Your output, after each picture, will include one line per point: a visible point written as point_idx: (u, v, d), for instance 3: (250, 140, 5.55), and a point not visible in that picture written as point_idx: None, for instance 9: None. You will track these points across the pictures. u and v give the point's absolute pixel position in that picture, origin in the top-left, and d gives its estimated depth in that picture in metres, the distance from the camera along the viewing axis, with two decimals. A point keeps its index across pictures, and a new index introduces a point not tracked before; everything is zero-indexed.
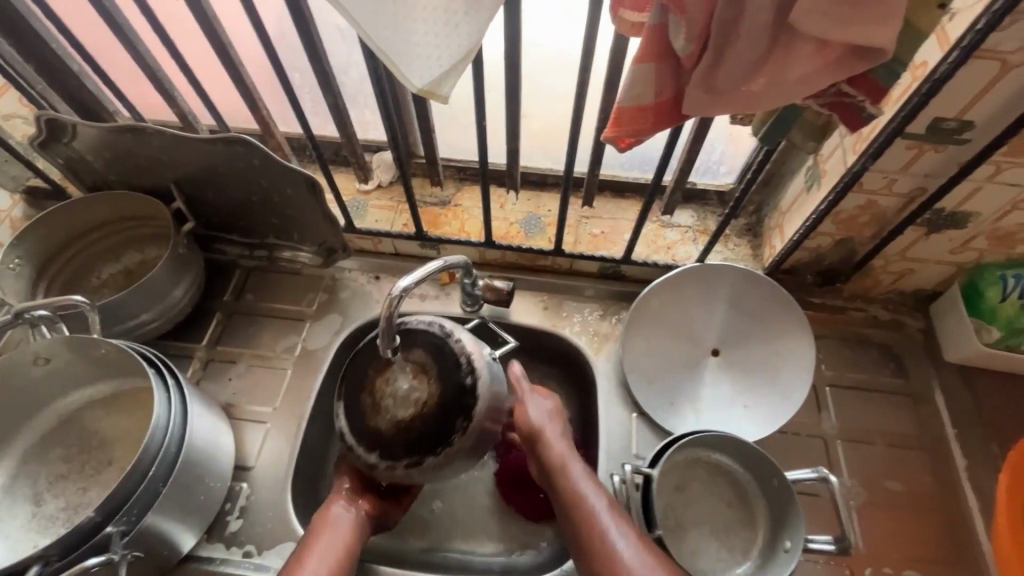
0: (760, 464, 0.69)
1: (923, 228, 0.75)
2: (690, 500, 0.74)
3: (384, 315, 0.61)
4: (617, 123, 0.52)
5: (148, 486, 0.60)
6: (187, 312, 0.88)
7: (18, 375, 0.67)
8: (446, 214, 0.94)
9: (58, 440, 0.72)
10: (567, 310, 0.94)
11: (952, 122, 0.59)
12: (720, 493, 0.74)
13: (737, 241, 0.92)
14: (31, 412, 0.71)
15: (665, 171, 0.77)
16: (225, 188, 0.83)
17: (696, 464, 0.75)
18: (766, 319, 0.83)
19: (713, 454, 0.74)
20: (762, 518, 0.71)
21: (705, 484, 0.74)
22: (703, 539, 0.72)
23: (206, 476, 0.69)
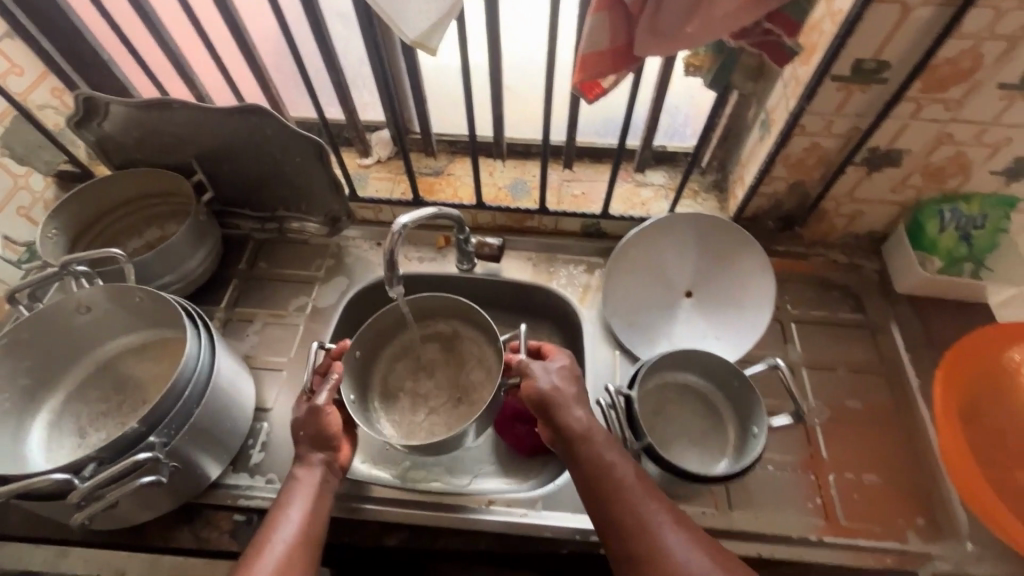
0: (721, 370, 0.79)
1: (863, 168, 0.84)
2: (667, 419, 0.82)
3: (387, 250, 0.72)
4: (582, 67, 0.61)
5: (185, 405, 0.68)
6: (205, 278, 0.96)
7: (62, 323, 0.75)
8: (440, 182, 1.04)
9: (99, 384, 0.80)
10: (554, 265, 1.03)
11: (871, 63, 0.69)
12: (693, 408, 0.83)
13: (705, 196, 1.02)
14: (72, 358, 0.79)
15: (629, 131, 0.87)
16: (242, 162, 0.93)
17: (668, 386, 0.84)
18: (733, 262, 0.92)
19: (682, 374, 0.84)
20: (733, 422, 0.80)
21: (678, 403, 0.83)
22: (684, 448, 0.80)
23: (232, 407, 0.77)
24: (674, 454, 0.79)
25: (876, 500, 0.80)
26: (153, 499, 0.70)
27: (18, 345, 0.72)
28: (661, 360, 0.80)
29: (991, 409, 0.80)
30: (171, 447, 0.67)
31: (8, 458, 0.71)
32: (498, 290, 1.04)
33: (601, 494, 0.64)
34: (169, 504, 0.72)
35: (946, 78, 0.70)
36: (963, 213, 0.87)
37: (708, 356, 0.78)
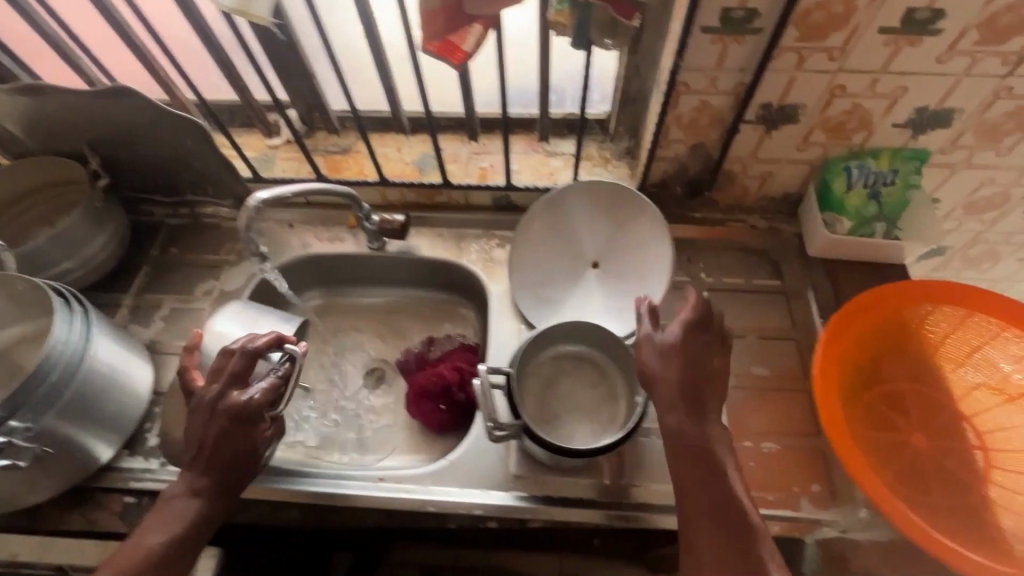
0: (608, 338, 0.78)
1: (761, 126, 0.80)
2: (560, 394, 0.81)
3: (243, 221, 0.75)
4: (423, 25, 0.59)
5: (51, 388, 0.69)
6: (111, 264, 0.96)
7: None
8: (347, 160, 1.02)
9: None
10: (465, 241, 1.01)
11: (739, 12, 0.65)
12: (586, 381, 0.81)
13: (617, 164, 0.99)
14: None
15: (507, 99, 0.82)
16: (136, 147, 0.92)
17: (563, 359, 0.82)
18: (636, 232, 0.87)
19: (574, 347, 0.82)
20: (624, 395, 0.79)
21: (571, 376, 0.82)
22: (574, 423, 0.79)
23: (118, 390, 0.78)
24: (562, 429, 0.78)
25: (771, 467, 0.78)
26: (34, 481, 0.71)
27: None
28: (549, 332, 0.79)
29: (873, 369, 0.76)
30: (38, 428, 0.68)
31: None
32: (411, 268, 1.03)
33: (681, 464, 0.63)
34: (55, 486, 0.73)
35: (821, 25, 0.66)
36: (871, 169, 0.83)
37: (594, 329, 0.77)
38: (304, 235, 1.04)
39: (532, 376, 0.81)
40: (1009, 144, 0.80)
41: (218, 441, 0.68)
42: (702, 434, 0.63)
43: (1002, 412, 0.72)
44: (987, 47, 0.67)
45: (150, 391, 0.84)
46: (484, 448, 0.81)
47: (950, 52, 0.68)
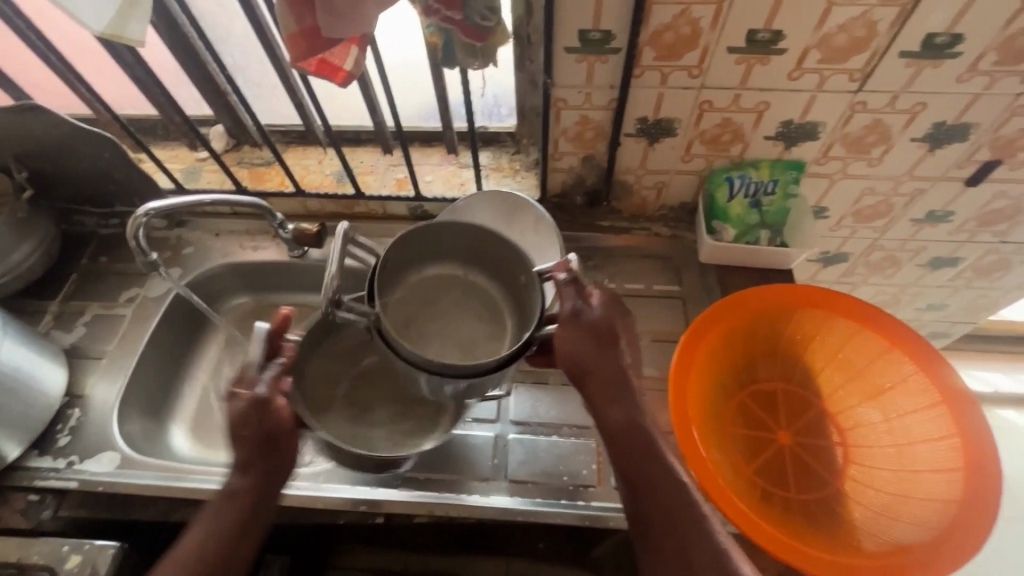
0: (510, 265, 0.70)
1: (643, 139, 0.84)
2: (441, 316, 0.78)
3: (128, 228, 0.82)
4: (292, 43, 0.63)
5: None
6: (38, 273, 1.00)
7: None
8: (269, 171, 1.06)
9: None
10: (383, 249, 1.05)
11: (595, 33, 0.70)
12: (468, 304, 0.78)
13: (525, 174, 1.03)
14: None
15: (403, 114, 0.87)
16: (61, 161, 0.96)
17: (445, 281, 0.77)
18: (535, 245, 0.90)
19: (469, 271, 0.77)
20: (510, 322, 0.75)
21: (457, 301, 0.78)
22: (445, 346, 0.75)
23: (27, 388, 0.82)
24: (430, 347, 0.75)
25: None
26: None
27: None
28: (433, 240, 0.72)
29: (744, 369, 0.80)
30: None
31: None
32: (332, 275, 1.07)
33: (622, 439, 0.65)
34: None
35: (674, 45, 0.71)
36: (752, 179, 0.87)
37: (473, 237, 0.71)
38: (229, 244, 1.08)
39: (407, 297, 0.75)
40: (878, 155, 0.84)
41: (242, 480, 0.65)
42: (637, 431, 0.65)
43: (862, 409, 0.76)
44: (832, 65, 0.72)
45: (64, 390, 0.88)
46: (379, 449, 0.86)
47: (799, 68, 0.72)
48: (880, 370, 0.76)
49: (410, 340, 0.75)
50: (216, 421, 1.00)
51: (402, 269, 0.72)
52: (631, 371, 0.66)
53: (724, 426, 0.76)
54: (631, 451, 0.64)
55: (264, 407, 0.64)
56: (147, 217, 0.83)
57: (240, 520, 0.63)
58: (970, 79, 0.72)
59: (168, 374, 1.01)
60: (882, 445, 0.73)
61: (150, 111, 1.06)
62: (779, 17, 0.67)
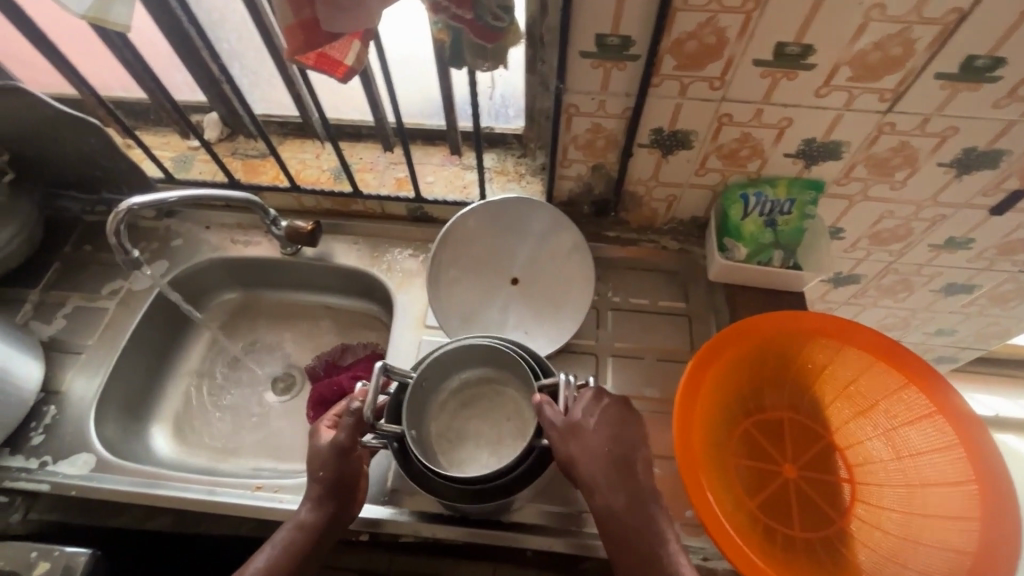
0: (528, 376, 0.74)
1: (656, 150, 0.80)
2: (472, 419, 0.78)
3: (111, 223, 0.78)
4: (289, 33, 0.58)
5: None
6: (20, 261, 0.96)
7: None
8: (264, 164, 1.02)
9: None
10: (377, 250, 1.01)
11: (614, 38, 0.66)
12: (501, 408, 0.78)
13: (531, 179, 0.99)
14: None
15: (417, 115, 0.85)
16: (42, 144, 0.92)
17: (483, 389, 0.79)
18: (563, 264, 0.93)
19: (497, 376, 0.78)
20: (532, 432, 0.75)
21: (486, 404, 0.79)
22: (476, 450, 0.76)
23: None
24: (464, 456, 0.76)
25: None
26: None
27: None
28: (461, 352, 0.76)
29: (751, 399, 0.77)
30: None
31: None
32: (328, 273, 1.04)
33: (614, 531, 0.60)
34: None
35: (696, 54, 0.66)
36: (768, 196, 0.83)
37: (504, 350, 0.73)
38: (219, 238, 1.03)
39: (445, 402, 0.78)
40: (902, 178, 0.80)
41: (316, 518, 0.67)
42: (632, 510, 0.61)
43: (872, 443, 0.73)
44: (862, 84, 0.68)
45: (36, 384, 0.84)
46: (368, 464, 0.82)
47: (827, 85, 0.68)
48: (892, 403, 0.72)
49: (443, 446, 0.76)
50: (205, 421, 0.98)
51: (441, 376, 0.76)
52: (622, 461, 0.63)
53: (727, 459, 0.73)
54: (625, 543, 0.60)
55: (344, 453, 0.68)
56: (131, 212, 0.79)
57: (295, 550, 0.66)
58: (1007, 105, 0.68)
59: (151, 371, 0.97)
60: (893, 482, 0.70)
61: (141, 95, 1.01)
62: (811, 31, 0.62)
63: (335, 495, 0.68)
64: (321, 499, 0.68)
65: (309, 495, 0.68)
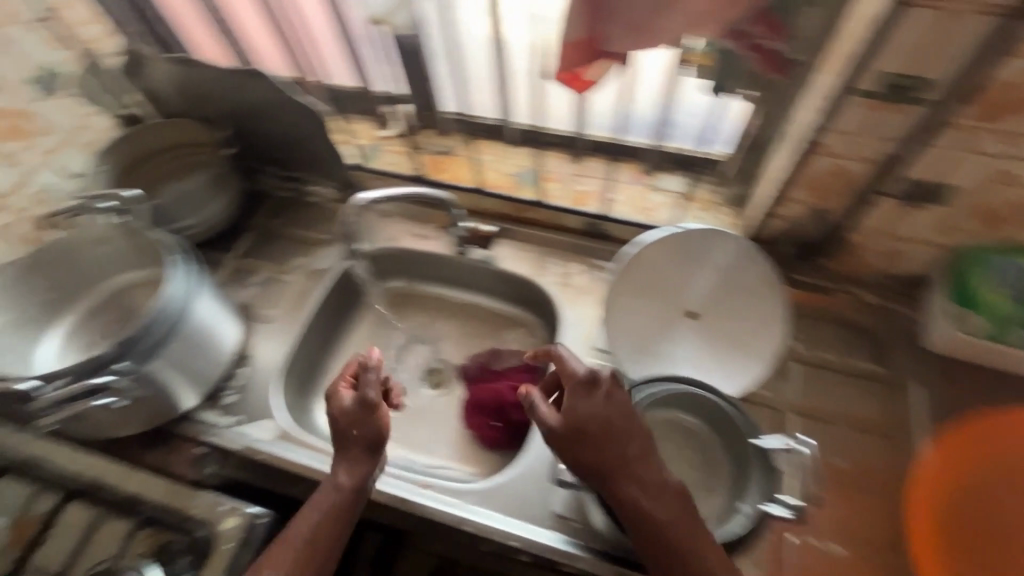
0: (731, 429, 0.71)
1: (900, 202, 0.72)
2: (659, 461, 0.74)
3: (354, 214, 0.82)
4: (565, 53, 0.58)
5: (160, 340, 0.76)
6: (224, 227, 1.04)
7: (84, 249, 0.86)
8: (449, 162, 1.04)
9: (109, 310, 0.91)
10: (547, 262, 1.00)
11: (905, 79, 0.59)
12: (692, 459, 0.74)
13: (722, 210, 0.94)
14: (89, 284, 0.90)
15: None
16: (262, 122, 0.99)
17: (668, 431, 0.75)
18: (748, 300, 0.86)
19: (689, 421, 0.75)
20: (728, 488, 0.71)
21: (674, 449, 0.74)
22: None
23: (205, 346, 0.83)
24: None
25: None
26: (128, 416, 0.79)
27: (41, 263, 0.83)
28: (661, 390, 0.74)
29: (992, 479, 0.73)
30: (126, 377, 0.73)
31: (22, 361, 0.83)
32: (492, 278, 1.03)
33: (651, 535, 0.60)
34: (140, 423, 0.81)
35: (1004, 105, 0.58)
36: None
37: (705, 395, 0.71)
38: (394, 228, 1.06)
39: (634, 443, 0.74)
40: None
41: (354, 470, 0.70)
42: (680, 503, 0.61)
43: None
44: None
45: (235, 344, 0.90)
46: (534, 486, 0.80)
47: None
48: None
49: None
50: None
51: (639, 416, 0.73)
52: (631, 463, 0.61)
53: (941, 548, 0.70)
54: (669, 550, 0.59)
55: (370, 408, 0.71)
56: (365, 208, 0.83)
57: (338, 509, 0.68)
58: None
59: (324, 345, 1.02)
60: None
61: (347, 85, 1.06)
62: None
63: (363, 449, 0.71)
64: (353, 452, 0.70)
65: (346, 456, 0.71)
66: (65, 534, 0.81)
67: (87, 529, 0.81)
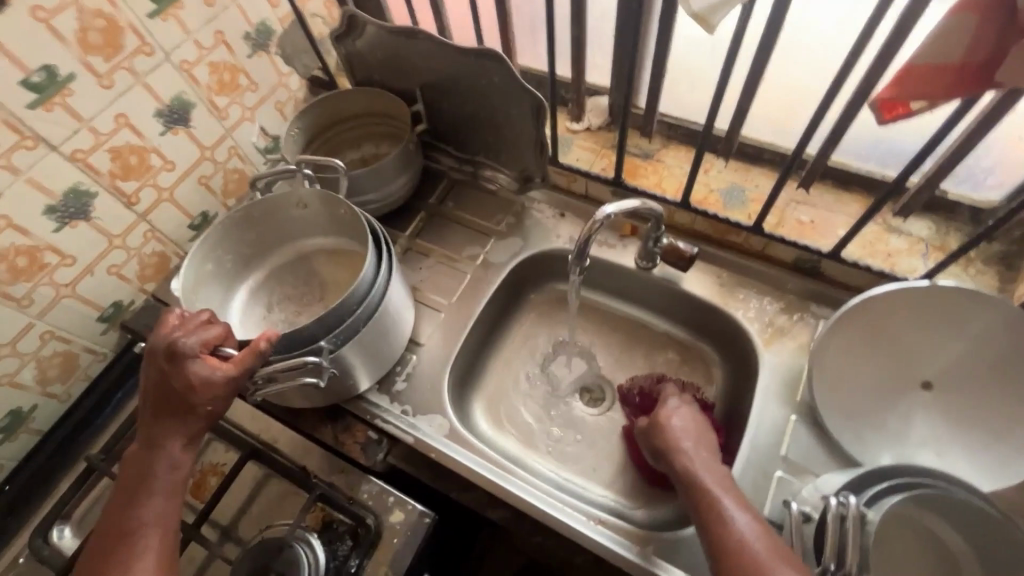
0: (998, 545, 0.59)
1: None
2: (887, 556, 0.66)
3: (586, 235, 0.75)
4: (899, 82, 0.47)
5: (354, 322, 0.76)
6: (400, 203, 1.02)
7: (283, 213, 0.88)
8: (647, 167, 0.95)
9: (291, 274, 0.94)
10: (745, 293, 0.88)
11: None
12: (926, 561, 0.65)
13: (982, 269, 0.79)
14: (278, 246, 0.93)
15: (914, 168, 0.69)
16: (458, 100, 0.94)
17: (898, 524, 0.66)
18: (1011, 380, 0.71)
19: (932, 521, 0.64)
20: None
21: (906, 545, 0.66)
22: None
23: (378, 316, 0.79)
24: None
25: None
26: (309, 390, 0.80)
27: (248, 222, 0.86)
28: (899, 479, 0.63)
29: None
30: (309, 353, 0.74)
31: (218, 308, 0.87)
32: (673, 300, 0.94)
33: (723, 540, 0.57)
34: (320, 398, 0.82)
35: None
36: None
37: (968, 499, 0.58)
38: (572, 229, 0.99)
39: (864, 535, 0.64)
40: None
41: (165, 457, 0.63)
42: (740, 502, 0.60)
43: None
44: None
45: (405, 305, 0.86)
46: None
47: None
48: None
49: None
50: (514, 408, 0.95)
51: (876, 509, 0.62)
52: (688, 456, 0.66)
53: None
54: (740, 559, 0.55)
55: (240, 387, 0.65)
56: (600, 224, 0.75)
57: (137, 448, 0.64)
58: None
59: (485, 341, 0.98)
60: None
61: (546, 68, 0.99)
62: None
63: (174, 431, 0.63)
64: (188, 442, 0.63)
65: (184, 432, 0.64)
66: (238, 490, 0.83)
67: (258, 488, 0.83)
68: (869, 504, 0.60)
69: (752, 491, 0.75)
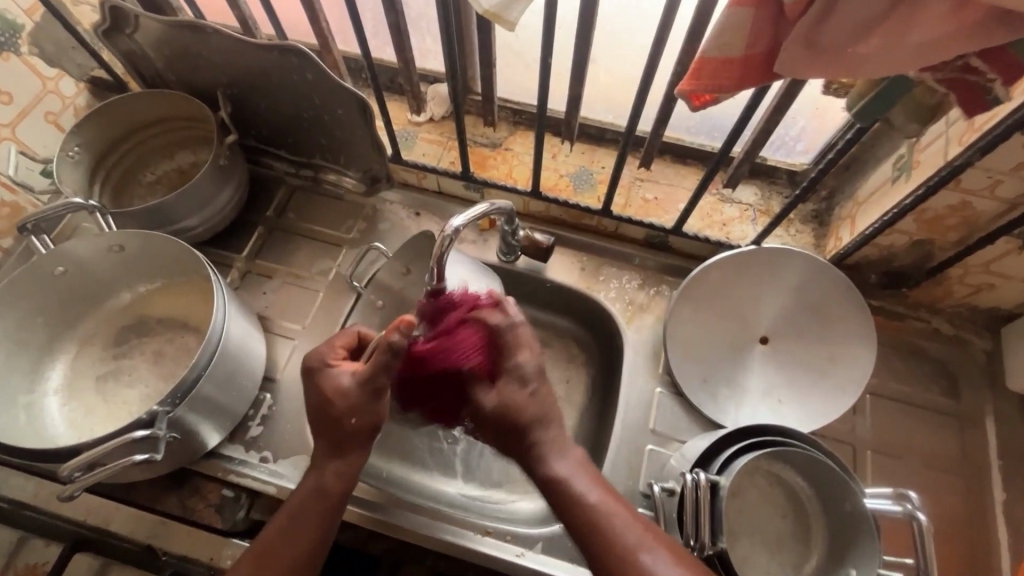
0: (830, 485, 0.65)
1: (1019, 242, 0.66)
2: (746, 508, 0.71)
3: (437, 256, 0.61)
4: (695, 75, 0.47)
5: (191, 375, 0.65)
6: (229, 220, 0.89)
7: (95, 260, 0.73)
8: (495, 156, 0.92)
9: (121, 336, 0.78)
10: (605, 274, 0.89)
11: None
12: (778, 505, 0.71)
13: (800, 227, 0.86)
14: (95, 300, 0.78)
15: (733, 142, 0.71)
16: (274, 99, 0.82)
17: (750, 475, 0.72)
18: (832, 326, 0.80)
19: (778, 467, 0.70)
20: (821, 537, 0.68)
21: (761, 494, 0.72)
22: (755, 547, 0.69)
23: None
24: (745, 555, 0.68)
25: None
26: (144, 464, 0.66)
27: (38, 273, 0.69)
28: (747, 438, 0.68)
29: None
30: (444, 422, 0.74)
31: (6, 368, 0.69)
32: (539, 290, 0.92)
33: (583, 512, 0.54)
34: (168, 467, 0.69)
35: None
36: None
37: (805, 453, 0.63)
38: (429, 228, 0.92)
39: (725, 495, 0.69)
40: None
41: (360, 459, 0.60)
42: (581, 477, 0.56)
43: None
44: None
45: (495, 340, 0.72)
46: None
47: None
48: None
49: (733, 539, 0.69)
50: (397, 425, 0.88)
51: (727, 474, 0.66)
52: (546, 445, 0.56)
53: None
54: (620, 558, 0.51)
55: (376, 393, 0.58)
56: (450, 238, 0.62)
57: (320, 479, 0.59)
58: None
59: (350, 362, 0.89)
60: None
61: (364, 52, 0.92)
62: None
63: (363, 441, 0.59)
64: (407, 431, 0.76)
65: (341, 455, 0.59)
66: None
67: None
68: (722, 471, 0.64)
69: (626, 467, 0.78)
